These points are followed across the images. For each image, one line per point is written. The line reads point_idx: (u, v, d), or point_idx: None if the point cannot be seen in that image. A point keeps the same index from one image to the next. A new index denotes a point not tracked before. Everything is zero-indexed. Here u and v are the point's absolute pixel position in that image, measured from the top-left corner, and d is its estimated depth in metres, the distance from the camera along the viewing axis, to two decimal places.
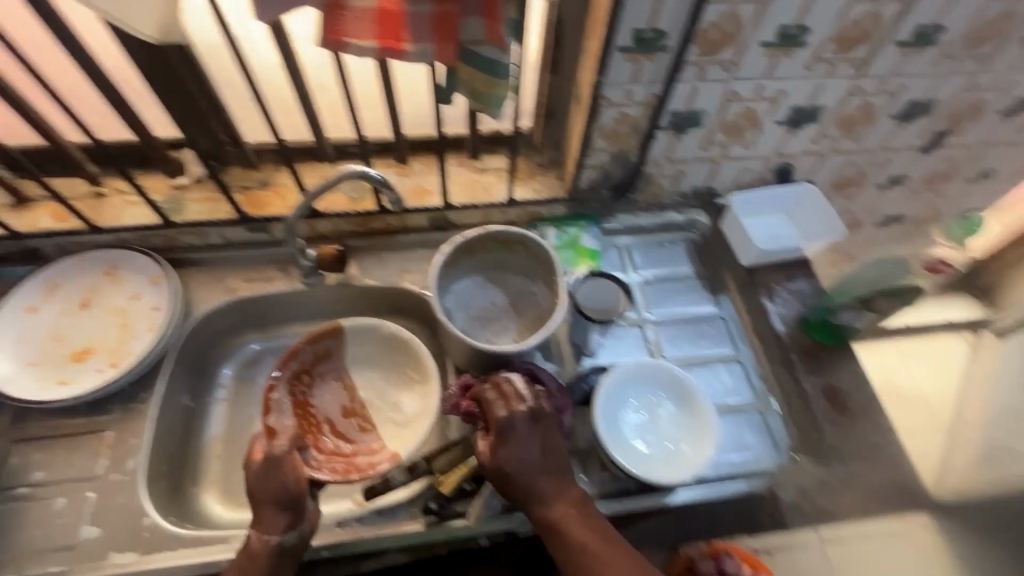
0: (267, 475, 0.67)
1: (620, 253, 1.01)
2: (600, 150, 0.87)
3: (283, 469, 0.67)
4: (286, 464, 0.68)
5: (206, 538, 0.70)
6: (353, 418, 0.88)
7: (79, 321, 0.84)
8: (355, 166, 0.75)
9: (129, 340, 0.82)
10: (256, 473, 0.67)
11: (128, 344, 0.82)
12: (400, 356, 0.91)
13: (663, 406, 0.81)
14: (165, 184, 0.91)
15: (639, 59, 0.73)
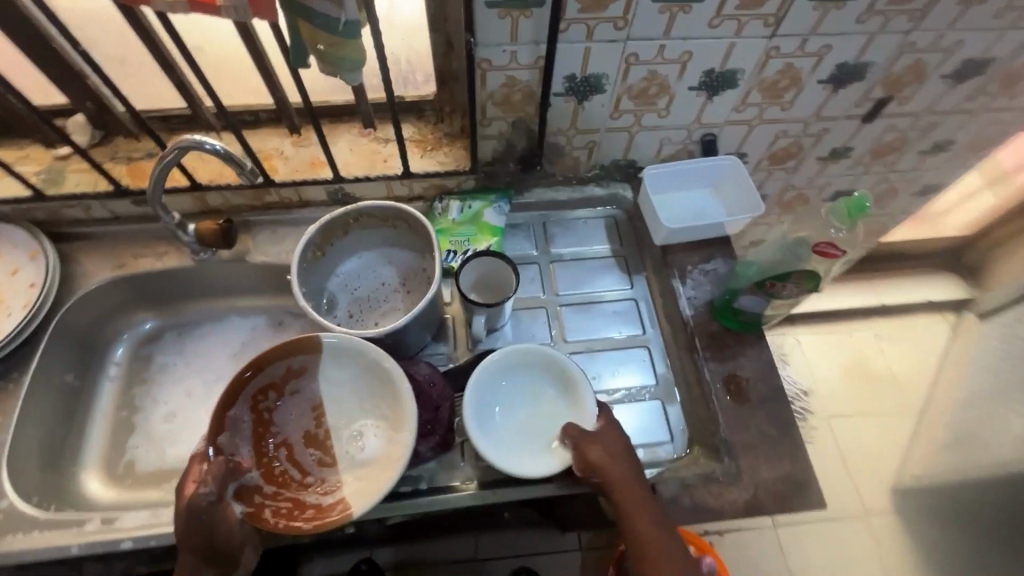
0: (189, 526, 0.60)
1: (533, 229, 0.95)
2: (496, 118, 0.81)
3: (209, 522, 0.61)
4: (212, 517, 0.62)
5: (60, 521, 0.68)
6: (313, 448, 0.73)
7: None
8: (187, 136, 0.67)
9: (3, 319, 0.81)
10: (179, 521, 0.61)
11: (1, 322, 0.80)
12: (381, 386, 0.73)
13: (542, 394, 0.75)
14: (47, 154, 0.87)
15: (513, 15, 0.66)
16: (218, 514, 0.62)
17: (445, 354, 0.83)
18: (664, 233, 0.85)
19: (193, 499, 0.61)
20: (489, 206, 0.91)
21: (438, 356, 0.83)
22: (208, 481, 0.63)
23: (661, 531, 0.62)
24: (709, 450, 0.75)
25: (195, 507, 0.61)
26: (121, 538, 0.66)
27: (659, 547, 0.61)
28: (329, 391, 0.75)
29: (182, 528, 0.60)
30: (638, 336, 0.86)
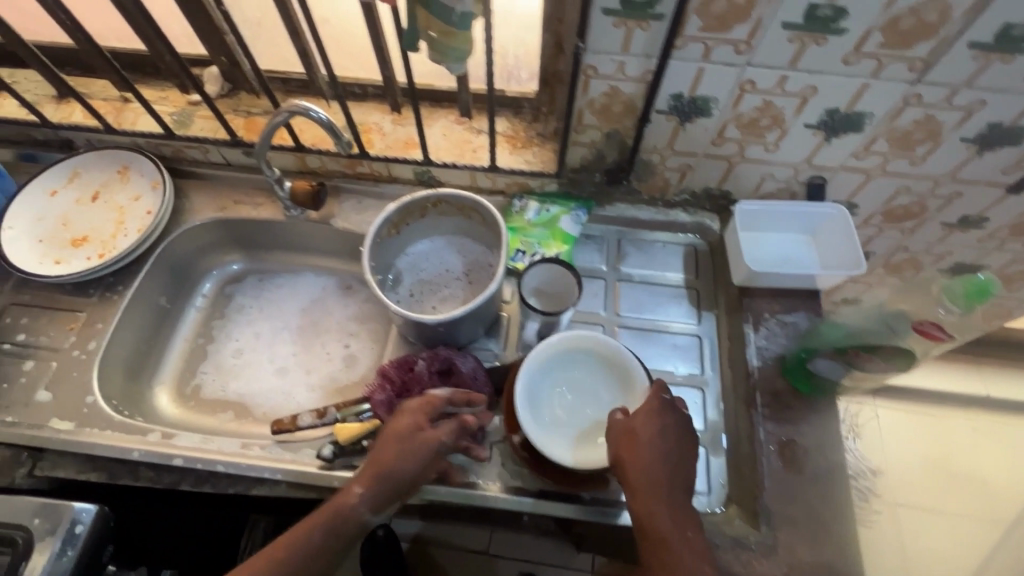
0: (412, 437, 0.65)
1: (606, 244, 0.93)
2: (592, 127, 0.79)
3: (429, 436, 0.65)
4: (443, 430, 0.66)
5: (130, 426, 0.76)
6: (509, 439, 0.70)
7: (87, 212, 0.93)
8: (296, 103, 0.73)
9: (120, 237, 0.90)
10: (403, 427, 0.65)
11: (118, 240, 0.90)
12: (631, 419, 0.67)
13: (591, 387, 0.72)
14: (182, 98, 0.96)
15: (630, 26, 0.64)
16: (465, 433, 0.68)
17: (494, 351, 0.83)
18: (747, 276, 0.82)
19: (412, 409, 0.67)
20: (566, 212, 0.90)
21: (485, 353, 0.83)
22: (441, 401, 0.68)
23: (669, 479, 0.62)
24: (747, 513, 0.70)
25: (415, 418, 0.66)
26: (173, 455, 0.73)
27: (659, 489, 0.61)
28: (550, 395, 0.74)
29: (403, 442, 0.64)
30: (696, 375, 0.82)
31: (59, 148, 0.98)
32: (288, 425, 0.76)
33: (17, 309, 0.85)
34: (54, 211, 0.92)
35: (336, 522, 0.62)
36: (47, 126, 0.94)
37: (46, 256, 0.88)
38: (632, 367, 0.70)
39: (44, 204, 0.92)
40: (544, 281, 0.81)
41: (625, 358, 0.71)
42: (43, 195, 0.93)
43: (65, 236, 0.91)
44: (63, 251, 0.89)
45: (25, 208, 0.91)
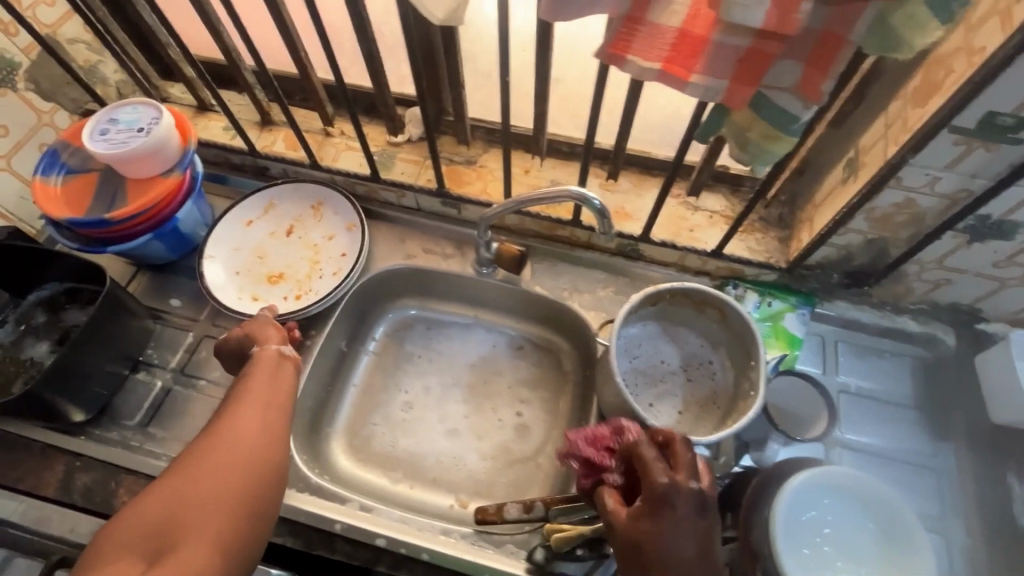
0: (262, 395, 0.62)
1: (823, 346, 0.84)
2: (856, 231, 0.71)
3: (279, 376, 0.66)
4: (270, 367, 0.67)
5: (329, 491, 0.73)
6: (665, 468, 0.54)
7: (281, 246, 0.91)
8: (571, 188, 0.69)
9: (315, 277, 0.88)
10: (259, 386, 0.63)
11: (313, 281, 0.88)
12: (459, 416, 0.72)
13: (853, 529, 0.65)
14: (383, 137, 0.92)
15: (974, 145, 0.56)
16: (287, 374, 0.67)
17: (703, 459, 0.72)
18: (1007, 419, 0.74)
19: (260, 358, 0.67)
20: (791, 309, 0.82)
21: None
22: (270, 347, 0.69)
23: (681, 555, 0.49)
24: None
25: (275, 371, 0.66)
26: (378, 534, 0.69)
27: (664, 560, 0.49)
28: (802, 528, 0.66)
29: (251, 406, 0.61)
30: (933, 517, 0.74)
31: (252, 173, 0.96)
32: (493, 515, 0.71)
33: (211, 343, 0.84)
34: (250, 241, 0.91)
35: (235, 425, 0.58)
36: (249, 153, 0.92)
37: (244, 291, 0.87)
38: (902, 515, 0.64)
39: (240, 234, 0.91)
40: (786, 398, 0.76)
41: (892, 503, 0.65)
42: (238, 225, 0.91)
43: (262, 270, 0.89)
44: (261, 287, 0.88)
45: (223, 238, 0.90)
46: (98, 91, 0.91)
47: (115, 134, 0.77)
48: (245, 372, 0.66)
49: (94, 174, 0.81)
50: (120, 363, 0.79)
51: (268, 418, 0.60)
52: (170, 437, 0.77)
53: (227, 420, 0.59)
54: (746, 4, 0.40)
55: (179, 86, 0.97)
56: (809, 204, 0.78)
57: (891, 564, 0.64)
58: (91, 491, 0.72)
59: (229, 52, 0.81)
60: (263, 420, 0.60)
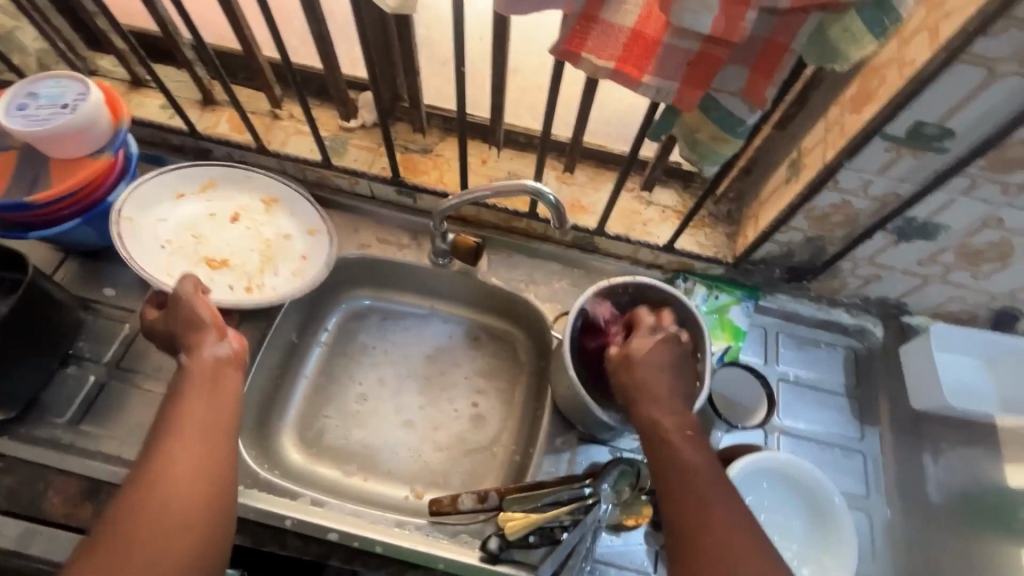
0: (194, 414, 0.58)
1: (765, 336, 0.88)
2: (797, 229, 0.75)
3: (215, 393, 0.61)
4: (203, 375, 0.61)
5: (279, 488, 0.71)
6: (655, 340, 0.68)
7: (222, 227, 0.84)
8: (525, 181, 0.69)
9: (264, 272, 0.82)
10: (192, 405, 0.58)
11: (262, 274, 0.82)
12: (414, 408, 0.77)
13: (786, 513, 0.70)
14: (335, 121, 0.89)
15: (902, 152, 0.60)
16: (225, 381, 0.63)
17: None
18: (925, 406, 0.83)
19: (193, 365, 0.62)
20: (736, 302, 0.85)
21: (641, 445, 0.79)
22: (204, 351, 0.63)
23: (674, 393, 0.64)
24: None
25: (213, 382, 0.61)
26: (329, 529, 0.68)
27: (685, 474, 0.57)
28: None
29: (186, 433, 0.56)
30: (860, 497, 0.80)
31: (193, 155, 0.91)
32: (447, 506, 0.72)
33: (149, 334, 0.80)
34: (186, 219, 0.83)
35: (173, 451, 0.55)
36: (190, 134, 0.87)
37: (179, 270, 0.78)
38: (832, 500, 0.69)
39: (173, 207, 0.83)
40: (728, 386, 0.79)
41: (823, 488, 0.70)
42: (170, 195, 0.83)
43: (198, 252, 0.81)
44: (199, 270, 0.80)
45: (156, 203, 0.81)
46: (16, 60, 0.83)
47: (35, 109, 0.71)
48: (178, 388, 0.60)
49: (12, 153, 0.75)
50: (48, 357, 0.74)
51: (208, 445, 0.56)
52: (104, 434, 0.73)
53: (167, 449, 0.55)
54: (695, 10, 0.41)
55: (109, 58, 0.90)
56: (754, 201, 0.81)
57: (827, 533, 0.69)
58: (17, 494, 0.67)
59: (165, 25, 0.76)
60: (204, 449, 0.56)
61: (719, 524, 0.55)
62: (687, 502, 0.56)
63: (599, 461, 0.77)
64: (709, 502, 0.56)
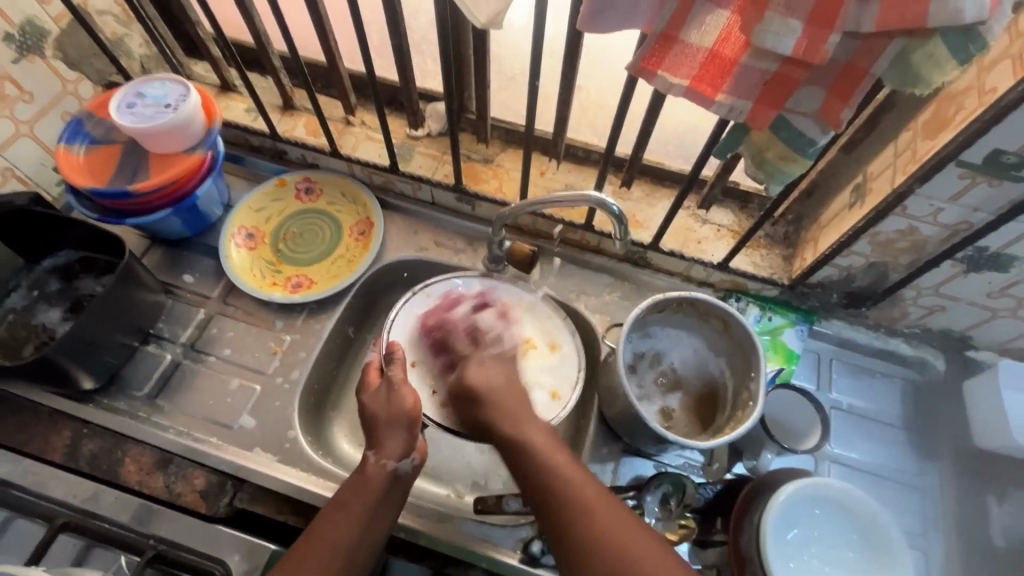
0: (362, 520, 0.61)
1: (818, 362, 0.87)
2: (858, 254, 0.74)
3: (382, 505, 0.63)
4: (380, 490, 0.63)
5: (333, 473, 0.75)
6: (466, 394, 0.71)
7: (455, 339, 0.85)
8: (588, 192, 0.70)
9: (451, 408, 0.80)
10: (362, 509, 0.62)
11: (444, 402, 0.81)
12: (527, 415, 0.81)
13: (836, 542, 0.68)
14: (403, 129, 0.93)
15: (977, 179, 0.59)
16: (397, 496, 0.65)
17: (697, 463, 0.79)
18: (991, 444, 0.80)
19: (371, 475, 0.63)
20: (790, 325, 0.85)
21: (688, 462, 0.78)
22: (387, 463, 0.64)
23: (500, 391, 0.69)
24: None
25: (385, 495, 0.63)
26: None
27: (551, 489, 0.59)
28: (789, 541, 0.67)
29: (347, 539, 0.60)
30: (916, 534, 0.77)
31: (270, 156, 0.97)
32: (493, 506, 0.72)
33: (222, 320, 0.85)
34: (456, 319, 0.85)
35: (346, 510, 0.61)
36: (270, 135, 0.93)
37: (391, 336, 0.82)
38: (887, 531, 0.67)
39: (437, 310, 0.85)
40: (778, 408, 0.78)
41: (876, 516, 0.67)
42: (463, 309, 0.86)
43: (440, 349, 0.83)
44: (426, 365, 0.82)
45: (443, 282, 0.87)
46: (124, 63, 0.91)
47: (142, 108, 0.78)
48: (359, 475, 0.64)
49: (117, 146, 0.82)
50: (131, 335, 0.80)
51: (368, 521, 0.61)
52: (178, 411, 0.79)
53: (335, 517, 0.61)
54: (777, 32, 0.43)
55: (203, 64, 0.98)
56: (814, 224, 0.81)
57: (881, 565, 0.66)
58: (96, 458, 0.73)
59: (259, 35, 0.82)
60: (363, 523, 0.61)
61: (594, 496, 0.58)
62: (562, 488, 0.58)
63: (643, 474, 0.78)
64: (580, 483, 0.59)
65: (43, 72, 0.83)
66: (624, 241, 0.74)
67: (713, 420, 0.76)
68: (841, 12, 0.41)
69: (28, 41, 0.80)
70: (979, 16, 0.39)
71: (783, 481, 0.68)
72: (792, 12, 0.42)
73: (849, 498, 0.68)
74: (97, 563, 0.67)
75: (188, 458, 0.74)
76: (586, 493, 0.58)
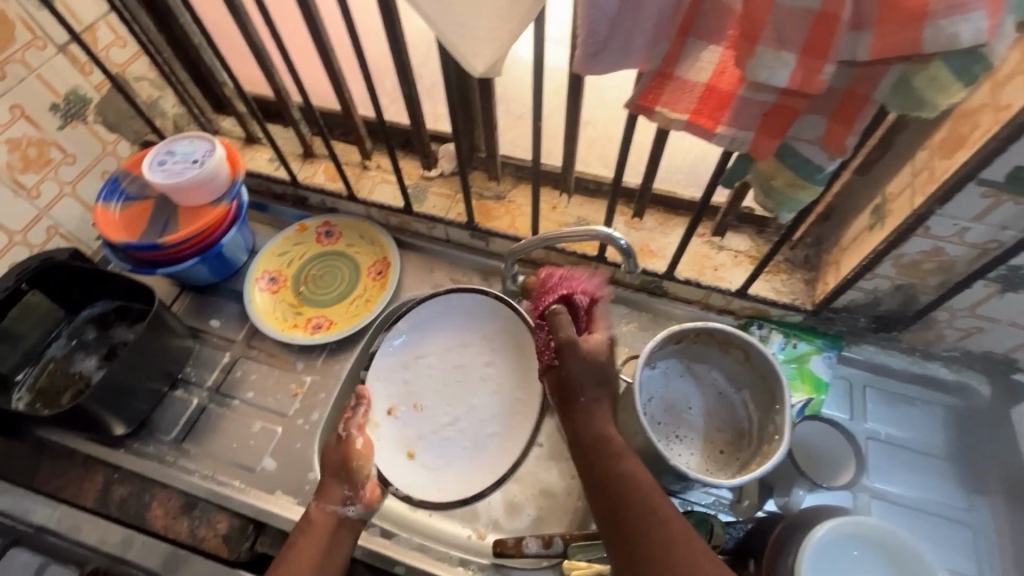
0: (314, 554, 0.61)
1: (850, 390, 0.83)
2: (883, 276, 0.71)
3: (333, 545, 0.63)
4: (325, 532, 0.63)
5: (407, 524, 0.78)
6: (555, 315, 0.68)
7: (437, 389, 0.86)
8: (597, 227, 0.70)
9: (441, 444, 0.83)
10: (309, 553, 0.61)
11: (431, 437, 0.83)
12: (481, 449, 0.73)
13: None
14: (417, 171, 0.96)
15: (1002, 197, 0.57)
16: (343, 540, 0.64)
17: (725, 500, 0.76)
18: None
19: (315, 518, 0.64)
20: (816, 352, 0.81)
21: (717, 500, 0.76)
22: (326, 505, 0.65)
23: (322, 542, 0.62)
24: None
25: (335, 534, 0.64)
26: (398, 561, 0.73)
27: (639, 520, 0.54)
28: None
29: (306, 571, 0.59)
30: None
31: (292, 203, 1.02)
32: (511, 548, 0.71)
33: (244, 364, 0.88)
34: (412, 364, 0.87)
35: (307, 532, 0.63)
36: (292, 184, 0.97)
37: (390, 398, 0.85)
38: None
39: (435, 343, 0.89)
40: (808, 439, 0.75)
41: (924, 561, 0.62)
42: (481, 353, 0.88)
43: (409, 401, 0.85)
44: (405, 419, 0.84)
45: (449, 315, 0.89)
46: (158, 123, 0.98)
47: (172, 164, 0.83)
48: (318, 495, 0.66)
49: (149, 201, 0.87)
50: (161, 381, 0.83)
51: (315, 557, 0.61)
52: (203, 453, 0.81)
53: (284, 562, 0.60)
54: (771, 65, 0.43)
55: (229, 118, 1.03)
56: (837, 248, 0.79)
57: None
58: (126, 503, 0.75)
59: (278, 89, 0.87)
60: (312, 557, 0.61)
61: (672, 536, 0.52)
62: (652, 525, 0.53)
63: None
64: (668, 521, 0.54)
65: (84, 136, 0.89)
66: (636, 272, 0.74)
67: (739, 455, 0.73)
68: (835, 43, 0.41)
69: (71, 109, 0.86)
70: (978, 41, 0.38)
71: (815, 522, 0.65)
72: (783, 46, 0.42)
73: (889, 540, 0.64)
74: None
75: (212, 502, 0.76)
76: (666, 510, 0.54)
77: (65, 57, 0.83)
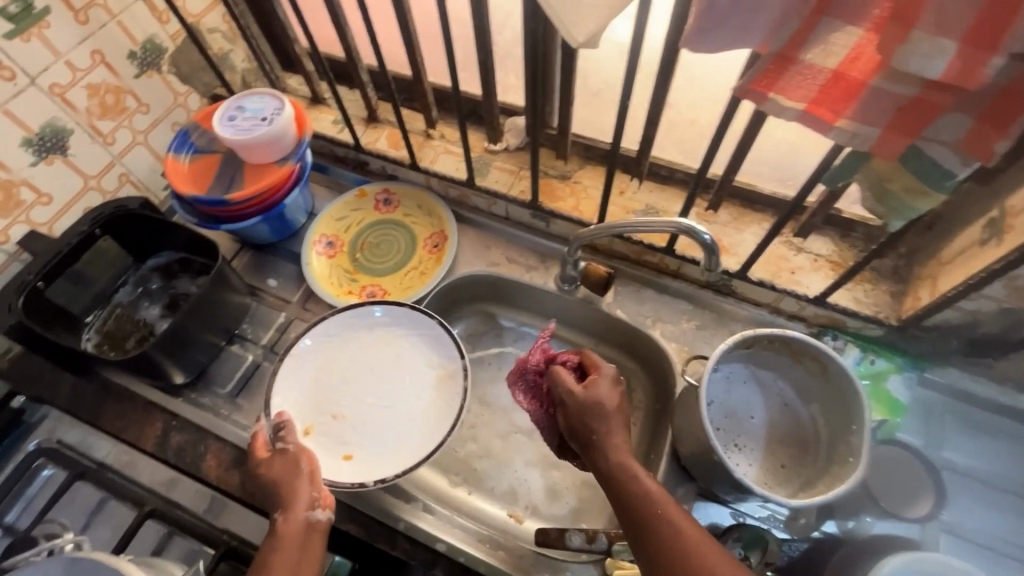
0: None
1: (929, 415, 0.77)
2: (988, 297, 0.65)
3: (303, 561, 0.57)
4: (299, 542, 0.58)
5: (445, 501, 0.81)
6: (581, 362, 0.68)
7: (355, 393, 0.82)
8: (675, 218, 0.66)
9: (383, 440, 0.79)
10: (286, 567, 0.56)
11: (368, 440, 0.79)
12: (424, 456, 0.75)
13: None
14: (481, 144, 0.93)
15: None
16: (316, 549, 0.60)
17: (781, 515, 0.72)
18: None
19: (289, 531, 0.59)
20: (896, 371, 0.78)
21: (771, 515, 0.72)
22: (298, 514, 0.60)
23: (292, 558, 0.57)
24: None
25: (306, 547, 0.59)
26: (439, 539, 0.72)
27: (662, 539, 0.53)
28: None
29: None
30: None
31: (353, 167, 1.00)
32: (555, 540, 0.69)
33: (298, 326, 0.89)
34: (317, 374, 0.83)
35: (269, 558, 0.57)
36: (355, 148, 0.96)
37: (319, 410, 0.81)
38: None
39: (339, 349, 0.84)
40: (880, 463, 0.72)
41: None
42: (383, 343, 0.84)
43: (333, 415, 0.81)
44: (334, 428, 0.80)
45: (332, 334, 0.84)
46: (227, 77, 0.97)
47: (241, 120, 0.83)
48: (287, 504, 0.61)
49: (217, 156, 0.87)
50: (219, 335, 0.85)
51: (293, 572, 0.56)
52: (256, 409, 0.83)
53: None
54: (924, 54, 0.37)
55: (296, 77, 1.02)
56: (933, 261, 0.72)
57: None
58: (182, 451, 0.78)
59: (349, 50, 0.84)
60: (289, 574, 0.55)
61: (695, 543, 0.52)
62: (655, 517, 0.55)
63: (719, 522, 0.72)
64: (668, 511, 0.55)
65: (157, 86, 0.90)
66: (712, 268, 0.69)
67: (802, 471, 0.70)
68: (1010, 32, 0.35)
69: (147, 58, 0.86)
70: None
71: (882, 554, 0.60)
72: (943, 32, 0.37)
73: None
74: (175, 553, 0.71)
75: None
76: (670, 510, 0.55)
77: (145, 5, 0.83)
